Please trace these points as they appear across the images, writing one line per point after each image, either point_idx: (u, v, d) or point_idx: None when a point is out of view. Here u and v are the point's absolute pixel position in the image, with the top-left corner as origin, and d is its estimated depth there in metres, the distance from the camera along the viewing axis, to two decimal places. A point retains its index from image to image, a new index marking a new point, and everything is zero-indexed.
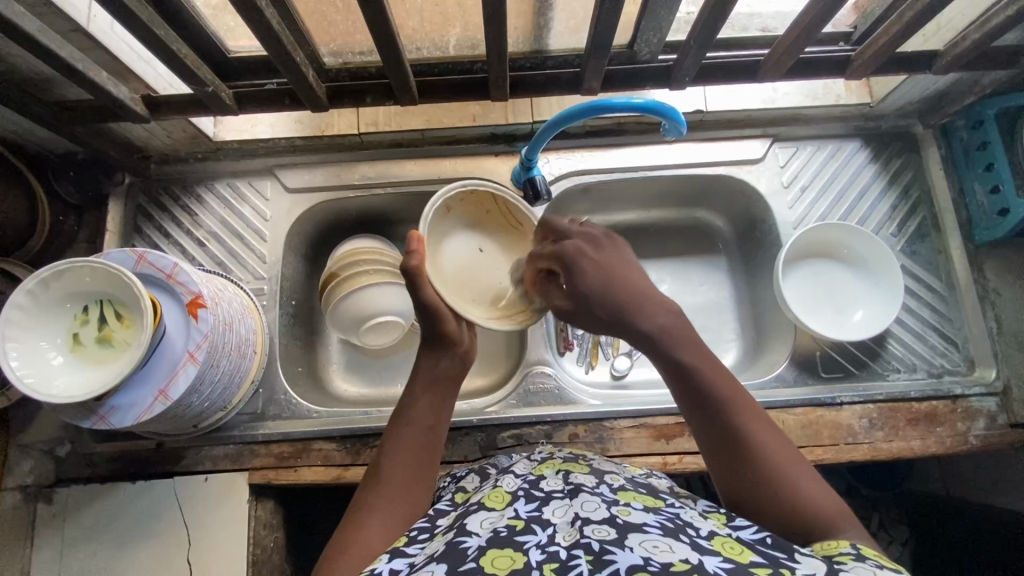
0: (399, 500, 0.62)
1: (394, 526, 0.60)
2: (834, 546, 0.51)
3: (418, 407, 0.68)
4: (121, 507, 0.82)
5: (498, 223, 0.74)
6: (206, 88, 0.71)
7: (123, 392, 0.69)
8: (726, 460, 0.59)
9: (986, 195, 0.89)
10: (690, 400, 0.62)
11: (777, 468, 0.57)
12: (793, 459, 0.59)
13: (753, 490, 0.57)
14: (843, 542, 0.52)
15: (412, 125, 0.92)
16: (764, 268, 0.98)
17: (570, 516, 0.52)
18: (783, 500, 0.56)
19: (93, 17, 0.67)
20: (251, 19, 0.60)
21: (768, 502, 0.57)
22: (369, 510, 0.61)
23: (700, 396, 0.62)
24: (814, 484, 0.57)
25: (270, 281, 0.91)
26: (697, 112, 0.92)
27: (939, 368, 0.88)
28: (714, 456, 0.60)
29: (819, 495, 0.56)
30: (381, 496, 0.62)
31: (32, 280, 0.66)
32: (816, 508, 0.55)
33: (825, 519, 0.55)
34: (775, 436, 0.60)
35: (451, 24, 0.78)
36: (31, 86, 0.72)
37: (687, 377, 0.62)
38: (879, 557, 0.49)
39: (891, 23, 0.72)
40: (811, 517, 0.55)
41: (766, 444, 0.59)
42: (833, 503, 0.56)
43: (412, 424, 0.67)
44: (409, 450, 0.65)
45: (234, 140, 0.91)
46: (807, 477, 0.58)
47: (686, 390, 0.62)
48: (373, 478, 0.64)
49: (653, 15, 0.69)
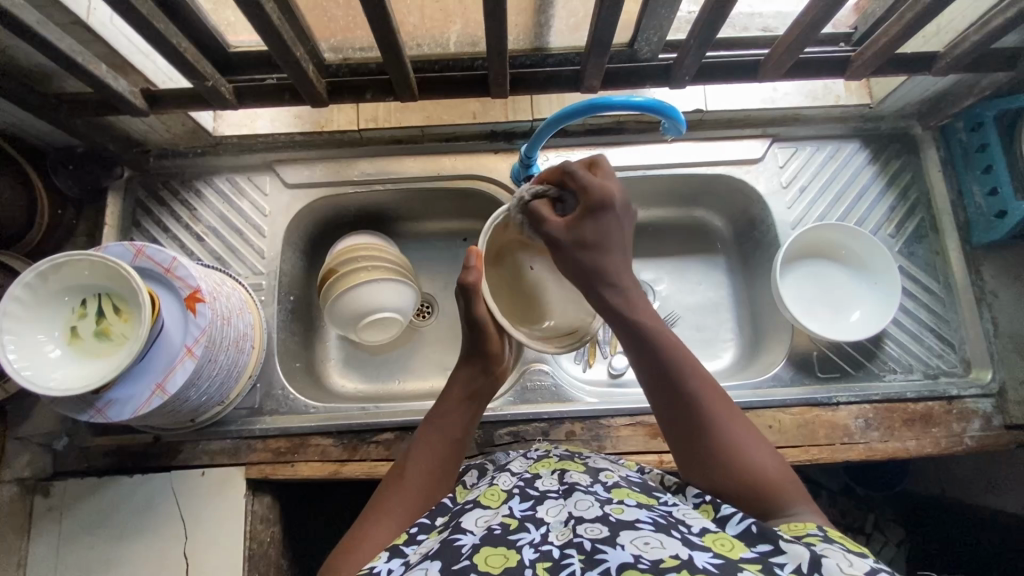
0: (416, 497, 0.63)
1: (405, 522, 0.61)
2: (801, 526, 0.53)
3: (450, 417, 0.70)
4: (118, 501, 0.82)
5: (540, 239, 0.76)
6: (206, 82, 0.71)
7: (121, 385, 0.69)
8: (690, 441, 0.60)
9: (984, 198, 0.89)
10: (654, 381, 0.63)
11: (741, 451, 0.59)
12: (754, 439, 0.60)
13: (710, 462, 0.59)
14: (810, 525, 0.53)
15: (412, 122, 0.92)
16: (763, 268, 0.98)
17: (563, 515, 0.52)
18: (740, 472, 0.58)
19: (92, 10, 0.67)
20: (251, 13, 0.60)
21: (728, 474, 0.58)
22: (386, 506, 0.62)
23: (660, 374, 0.62)
24: (773, 460, 0.59)
25: (269, 276, 0.91)
26: (697, 111, 0.92)
27: (934, 369, 0.89)
28: (672, 431, 0.62)
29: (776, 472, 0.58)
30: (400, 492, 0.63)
31: (31, 273, 0.66)
32: (773, 482, 0.57)
33: (782, 493, 0.57)
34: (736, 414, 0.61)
35: (453, 21, 0.78)
36: (31, 80, 0.72)
37: (648, 355, 0.63)
38: (844, 540, 0.50)
39: (891, 24, 0.72)
40: (769, 489, 0.57)
41: (725, 421, 0.60)
42: (790, 481, 0.58)
43: (442, 430, 0.69)
44: (433, 453, 0.67)
45: (234, 135, 0.92)
46: (767, 454, 0.60)
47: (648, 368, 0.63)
48: (395, 476, 0.66)
49: (654, 13, 0.69)
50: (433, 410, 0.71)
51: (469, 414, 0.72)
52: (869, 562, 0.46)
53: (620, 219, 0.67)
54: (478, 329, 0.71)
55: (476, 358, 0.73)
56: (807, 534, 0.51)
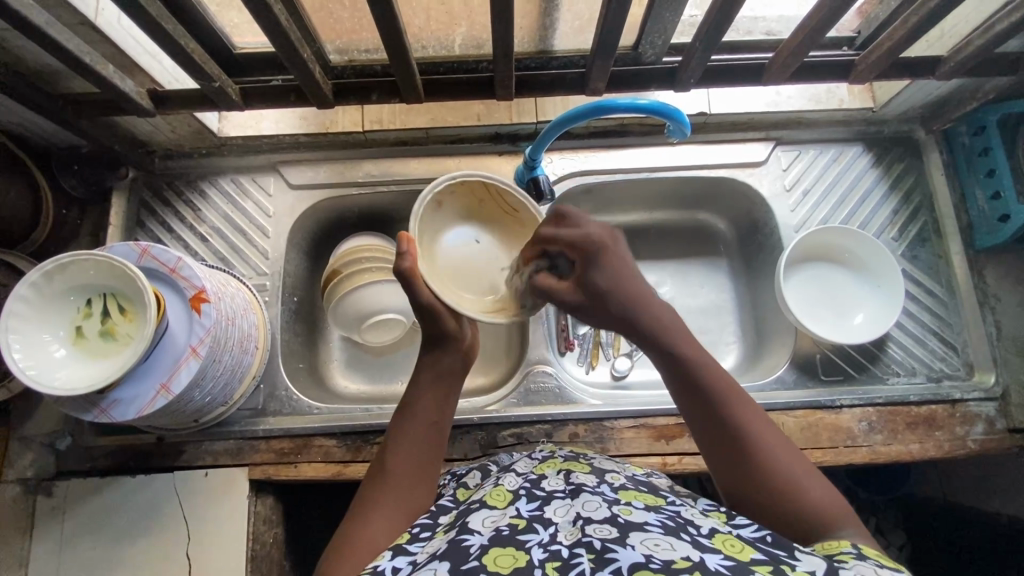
0: (399, 493, 0.63)
1: (395, 518, 0.61)
2: (835, 545, 0.52)
3: (422, 404, 0.68)
4: (120, 501, 0.82)
5: (494, 213, 0.70)
6: (213, 83, 0.71)
7: (126, 385, 0.69)
8: (735, 469, 0.60)
9: (987, 201, 0.90)
10: (696, 411, 0.62)
11: (784, 474, 0.58)
12: (800, 463, 0.59)
13: (760, 492, 0.58)
14: (844, 542, 0.52)
15: (416, 124, 0.93)
16: (766, 271, 0.98)
17: (571, 515, 0.52)
18: (788, 499, 0.57)
19: (100, 11, 0.67)
20: (260, 15, 0.61)
21: (775, 502, 0.57)
22: (372, 505, 0.62)
23: (703, 402, 0.61)
24: (820, 484, 0.58)
25: (273, 277, 0.92)
26: (700, 114, 0.92)
27: (938, 372, 0.89)
28: (717, 461, 0.61)
29: (820, 494, 0.57)
30: (384, 490, 0.63)
31: (37, 272, 0.66)
32: (818, 507, 0.56)
33: (831, 519, 0.56)
34: (776, 437, 0.60)
35: (458, 23, 0.79)
36: (39, 80, 0.73)
37: (691, 384, 0.62)
38: (879, 556, 0.50)
39: (895, 29, 0.73)
40: (818, 518, 0.56)
41: (768, 448, 0.59)
42: (835, 501, 0.57)
43: (415, 421, 0.67)
44: (410, 444, 0.65)
45: (238, 136, 0.92)
46: (816, 481, 0.58)
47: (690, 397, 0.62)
48: (377, 471, 0.65)
49: (659, 17, 0.69)
50: (405, 399, 0.69)
51: (440, 398, 0.68)
52: None
53: (625, 254, 0.65)
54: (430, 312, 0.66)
55: (438, 341, 0.69)
56: (841, 553, 0.50)
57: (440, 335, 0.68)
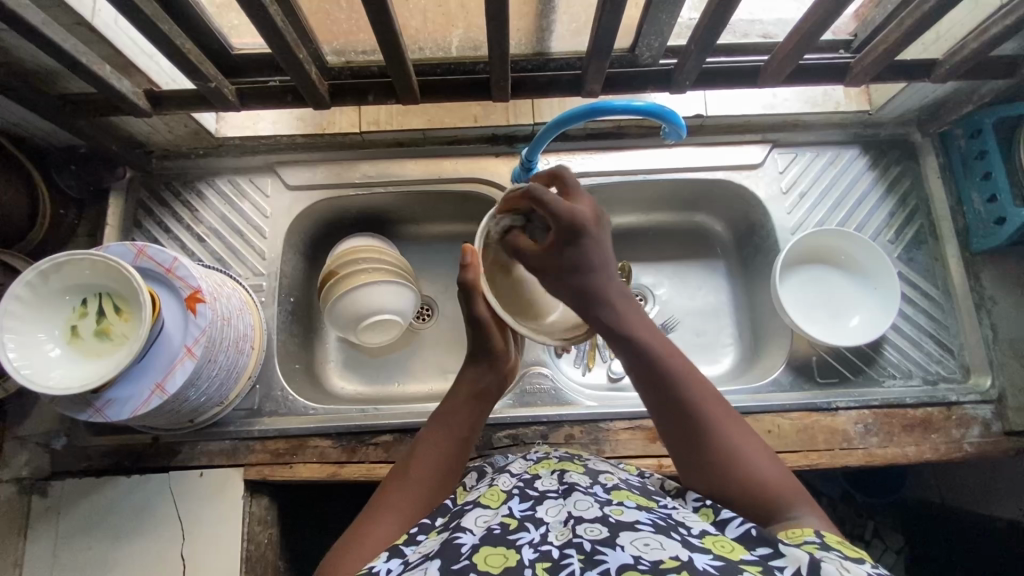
0: (419, 493, 0.63)
1: (406, 518, 0.61)
2: (799, 533, 0.53)
3: (457, 415, 0.69)
4: (116, 502, 0.82)
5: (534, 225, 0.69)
6: (208, 83, 0.71)
7: (120, 385, 0.69)
8: (686, 447, 0.60)
9: (984, 205, 0.89)
10: (651, 387, 0.63)
11: (735, 453, 0.59)
12: (754, 445, 0.60)
13: (715, 477, 0.59)
14: (807, 530, 0.53)
15: (414, 125, 0.93)
16: (763, 273, 0.98)
17: (563, 515, 0.52)
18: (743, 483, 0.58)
19: (97, 11, 0.67)
20: (256, 16, 0.61)
21: (729, 480, 0.58)
22: (388, 501, 0.62)
23: (657, 386, 0.62)
24: (771, 465, 0.59)
25: (269, 278, 0.92)
26: (697, 116, 0.92)
27: (934, 375, 0.89)
28: (674, 446, 0.61)
29: (772, 474, 0.58)
30: (405, 488, 0.63)
31: (32, 272, 0.66)
32: (769, 487, 0.57)
33: (785, 501, 0.57)
34: (730, 418, 0.61)
35: (455, 25, 0.79)
36: (36, 80, 0.73)
37: (645, 369, 0.63)
38: (841, 545, 0.50)
39: (890, 32, 0.73)
40: (771, 500, 0.57)
41: (721, 427, 0.60)
42: (790, 484, 0.58)
43: (450, 427, 0.69)
44: (441, 450, 0.67)
45: (235, 137, 0.92)
46: (768, 461, 0.59)
47: (644, 382, 0.63)
48: (401, 470, 0.66)
49: (655, 19, 0.70)
50: (440, 407, 0.71)
51: (473, 412, 0.70)
52: (867, 568, 0.47)
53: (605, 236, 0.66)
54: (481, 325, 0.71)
55: (481, 356, 0.72)
56: (804, 542, 0.51)
57: (485, 349, 0.72)
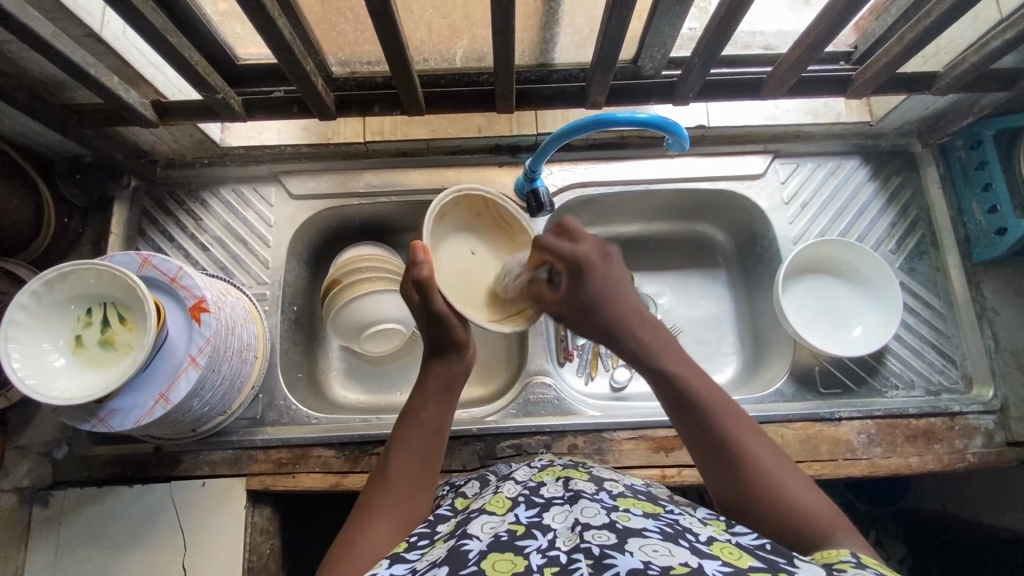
0: (405, 494, 0.62)
1: (401, 521, 0.60)
2: (833, 553, 0.51)
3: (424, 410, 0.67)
4: (117, 511, 0.82)
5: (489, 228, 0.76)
6: (216, 94, 0.71)
7: (124, 395, 0.69)
8: (726, 480, 0.59)
9: (984, 215, 0.90)
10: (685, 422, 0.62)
11: (773, 482, 0.57)
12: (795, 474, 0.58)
13: (759, 507, 0.57)
14: (843, 551, 0.51)
15: (417, 135, 0.93)
16: (765, 282, 0.99)
17: (570, 521, 0.52)
18: (782, 507, 0.56)
19: (105, 23, 0.68)
20: (264, 29, 0.61)
21: (771, 511, 0.56)
22: (374, 510, 0.61)
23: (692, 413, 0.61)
24: (812, 495, 0.57)
25: (272, 286, 0.92)
26: (699, 127, 0.93)
27: (936, 386, 0.89)
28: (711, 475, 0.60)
29: (811, 502, 0.56)
30: (390, 492, 0.62)
31: (38, 281, 0.66)
32: (810, 514, 0.55)
33: (828, 529, 0.54)
34: (765, 449, 0.59)
35: (459, 37, 0.79)
36: (42, 90, 0.73)
37: (678, 398, 0.62)
38: (878, 565, 0.49)
39: (892, 44, 0.73)
40: (812, 529, 0.55)
41: (756, 458, 0.59)
42: (831, 511, 0.56)
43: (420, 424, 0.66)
44: (415, 451, 0.65)
45: (240, 146, 0.92)
46: (808, 489, 0.57)
47: (676, 411, 0.62)
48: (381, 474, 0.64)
49: (658, 31, 0.70)
50: (408, 407, 0.68)
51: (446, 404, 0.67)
52: None
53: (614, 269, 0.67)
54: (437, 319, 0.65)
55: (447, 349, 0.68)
56: (841, 562, 0.49)
57: (448, 343, 0.68)
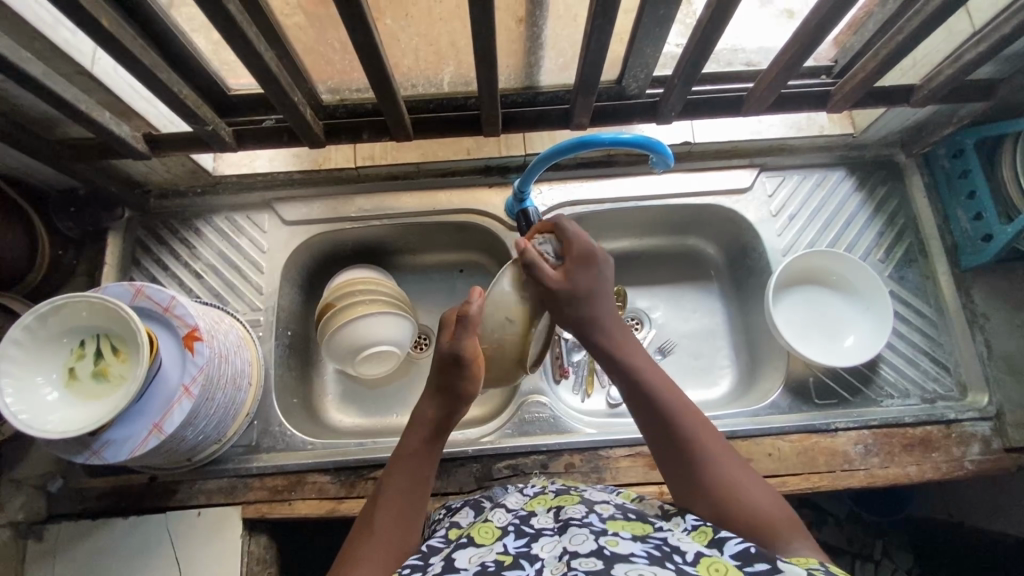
0: (392, 539, 0.60)
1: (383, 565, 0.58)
2: (803, 561, 0.51)
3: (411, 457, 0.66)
4: (112, 544, 0.81)
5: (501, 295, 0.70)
6: (207, 127, 0.73)
7: (117, 426, 0.68)
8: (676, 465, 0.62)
9: (970, 222, 0.91)
10: (642, 409, 0.65)
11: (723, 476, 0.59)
12: (741, 471, 0.60)
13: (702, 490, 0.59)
14: (811, 559, 0.51)
15: (408, 160, 0.95)
16: (755, 295, 0.99)
17: (558, 550, 0.51)
18: (729, 501, 0.57)
19: (97, 61, 0.69)
20: (251, 63, 0.63)
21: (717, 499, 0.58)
22: (362, 552, 0.59)
23: (648, 408, 0.65)
24: (767, 498, 0.58)
25: (267, 312, 0.92)
26: (685, 143, 0.95)
27: (931, 394, 0.89)
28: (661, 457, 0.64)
29: (766, 505, 0.57)
30: (379, 531, 0.60)
31: (31, 315, 0.66)
32: (758, 513, 0.56)
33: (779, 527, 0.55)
34: (718, 445, 0.62)
35: (446, 62, 0.81)
36: (36, 127, 0.75)
37: (637, 392, 0.66)
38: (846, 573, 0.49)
39: (868, 60, 0.75)
40: (761, 522, 0.55)
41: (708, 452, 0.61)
42: (787, 515, 0.57)
43: (408, 471, 0.65)
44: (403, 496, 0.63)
45: (232, 174, 0.94)
46: (759, 492, 0.58)
47: (634, 398, 0.66)
48: (364, 523, 0.62)
49: (640, 53, 0.71)
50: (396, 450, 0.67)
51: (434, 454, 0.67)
52: None
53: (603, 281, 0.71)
54: (463, 364, 0.66)
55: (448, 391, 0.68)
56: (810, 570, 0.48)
57: (459, 388, 0.67)
